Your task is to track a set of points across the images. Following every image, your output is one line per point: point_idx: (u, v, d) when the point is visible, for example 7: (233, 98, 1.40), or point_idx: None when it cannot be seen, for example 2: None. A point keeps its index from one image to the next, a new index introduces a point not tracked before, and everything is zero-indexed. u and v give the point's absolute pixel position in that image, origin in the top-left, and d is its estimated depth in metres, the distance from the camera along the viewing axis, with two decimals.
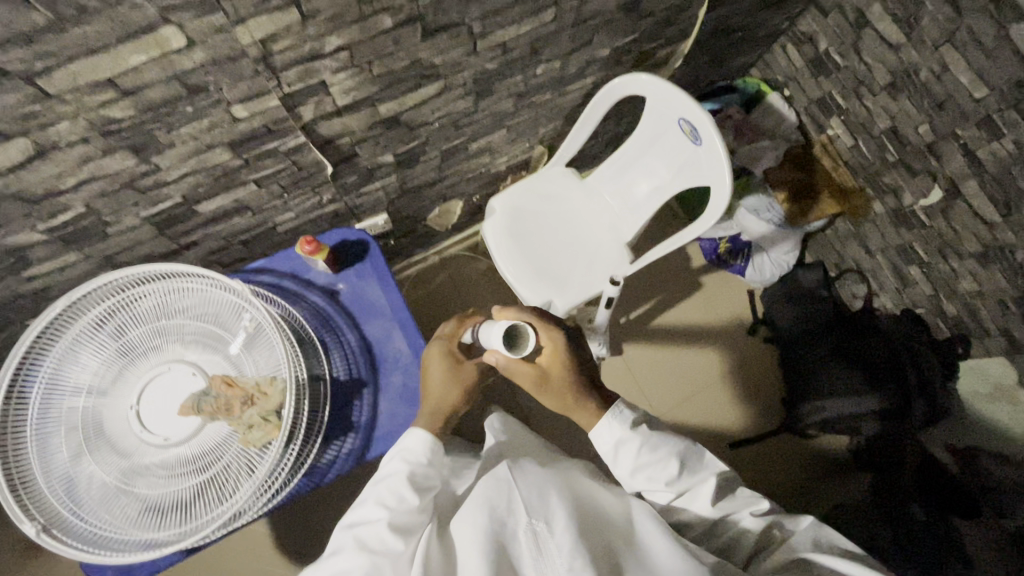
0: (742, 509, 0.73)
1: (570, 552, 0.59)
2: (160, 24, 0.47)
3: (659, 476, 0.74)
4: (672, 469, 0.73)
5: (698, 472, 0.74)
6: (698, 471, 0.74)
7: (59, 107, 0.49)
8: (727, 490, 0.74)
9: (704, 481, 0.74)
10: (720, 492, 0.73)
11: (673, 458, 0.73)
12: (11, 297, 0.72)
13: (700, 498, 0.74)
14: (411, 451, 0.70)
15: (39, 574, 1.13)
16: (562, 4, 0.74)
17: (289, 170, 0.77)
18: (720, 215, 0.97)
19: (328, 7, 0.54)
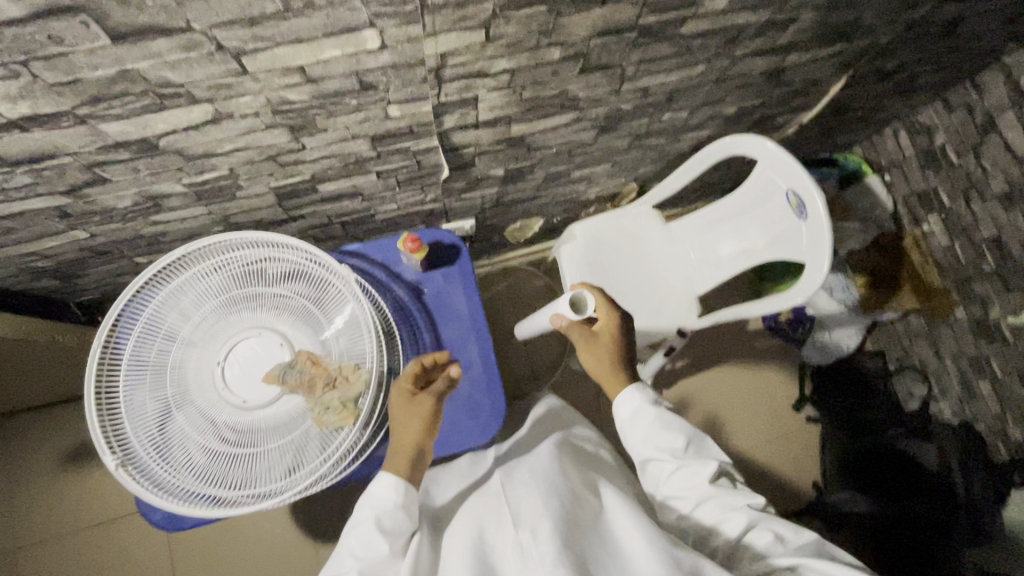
0: (739, 509, 0.66)
1: (554, 562, 0.57)
2: (365, 26, 0.48)
3: (666, 447, 0.71)
4: (679, 442, 0.72)
5: (705, 456, 0.71)
6: (703, 457, 0.71)
7: (250, 83, 0.51)
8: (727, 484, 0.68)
9: (706, 465, 0.69)
10: (717, 482, 0.68)
11: (682, 435, 0.72)
12: (132, 236, 0.75)
13: (698, 484, 0.68)
14: (379, 498, 0.67)
15: (74, 488, 1.18)
16: (713, 63, 0.74)
17: (410, 168, 0.79)
18: (812, 294, 0.96)
19: (512, 34, 0.55)
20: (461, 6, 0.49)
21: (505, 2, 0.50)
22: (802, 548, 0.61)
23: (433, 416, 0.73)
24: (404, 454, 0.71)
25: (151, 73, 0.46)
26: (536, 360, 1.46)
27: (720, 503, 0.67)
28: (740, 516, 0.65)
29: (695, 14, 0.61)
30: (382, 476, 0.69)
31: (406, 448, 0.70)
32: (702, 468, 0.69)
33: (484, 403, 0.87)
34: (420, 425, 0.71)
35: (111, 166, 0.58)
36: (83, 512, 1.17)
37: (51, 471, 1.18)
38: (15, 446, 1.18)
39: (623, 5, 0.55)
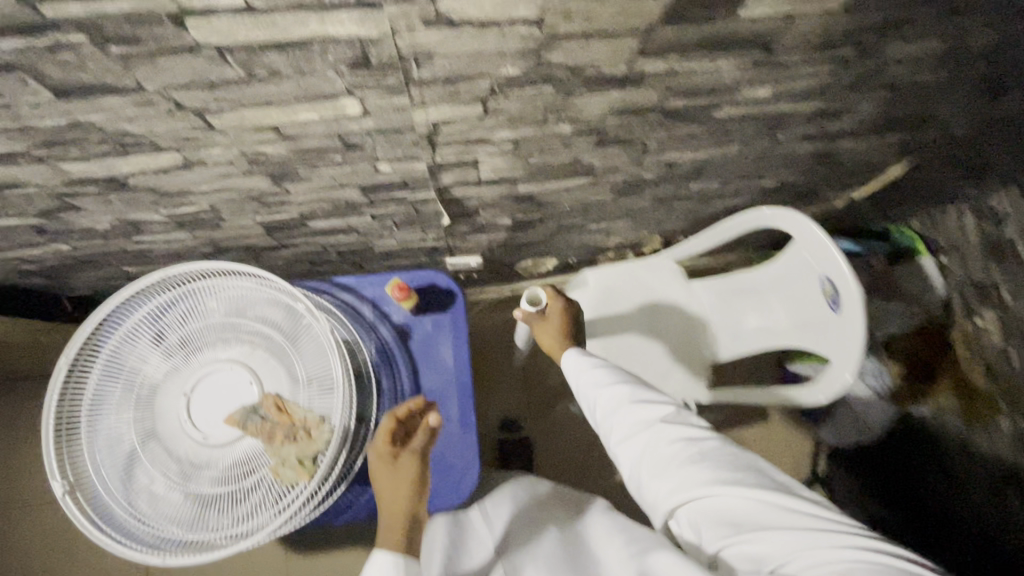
0: (652, 425, 0.59)
1: None
2: (344, 94, 0.43)
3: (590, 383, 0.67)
4: (599, 372, 0.67)
5: (622, 378, 0.65)
6: (621, 378, 0.65)
7: (219, 137, 0.47)
8: (651, 400, 0.62)
9: (622, 387, 0.64)
10: (634, 399, 0.62)
11: (602, 367, 0.68)
12: (117, 251, 0.72)
13: (619, 413, 0.62)
14: None
15: None
16: (751, 143, 0.66)
17: (408, 213, 0.74)
18: (836, 394, 0.87)
19: (514, 109, 0.49)
20: (453, 81, 0.43)
21: (504, 80, 0.44)
22: (716, 455, 0.55)
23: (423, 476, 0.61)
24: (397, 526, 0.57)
25: (107, 125, 0.42)
26: (533, 398, 1.39)
27: (636, 422, 0.60)
28: (656, 432, 0.59)
29: (731, 100, 0.53)
30: (375, 556, 0.54)
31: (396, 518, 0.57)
32: (620, 395, 0.63)
33: (456, 465, 0.82)
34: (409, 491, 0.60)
35: (81, 197, 0.55)
36: None
37: None
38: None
39: (645, 90, 0.48)
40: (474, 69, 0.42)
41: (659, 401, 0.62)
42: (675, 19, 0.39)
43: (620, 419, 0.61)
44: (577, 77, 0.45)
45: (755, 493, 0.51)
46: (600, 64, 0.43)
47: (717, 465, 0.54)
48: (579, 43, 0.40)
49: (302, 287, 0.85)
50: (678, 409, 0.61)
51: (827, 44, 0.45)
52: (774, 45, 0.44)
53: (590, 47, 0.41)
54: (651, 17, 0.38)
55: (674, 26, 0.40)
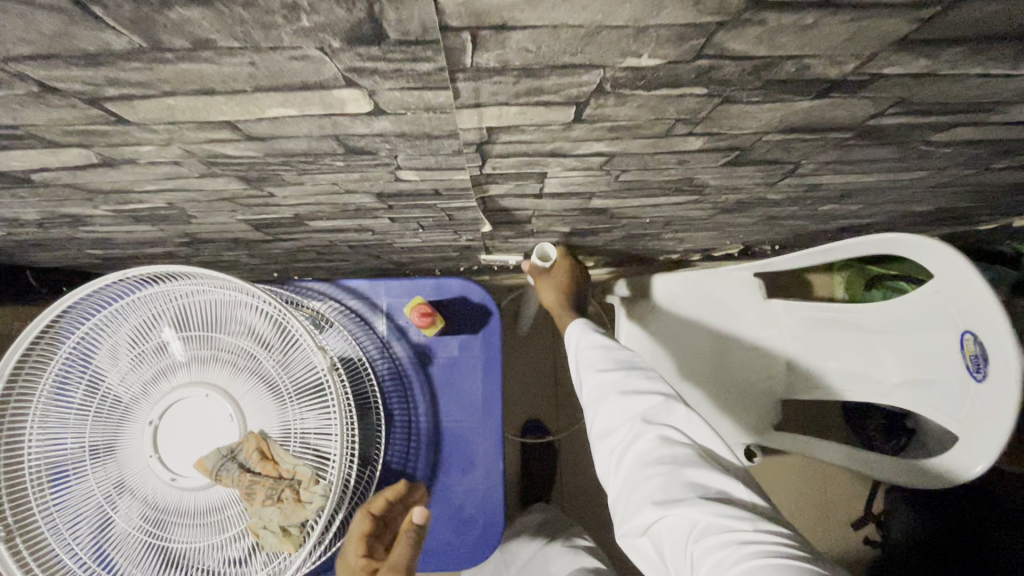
0: (630, 419, 0.51)
1: None
2: (339, 84, 0.24)
3: (580, 356, 0.59)
4: (592, 351, 0.58)
5: (617, 361, 0.56)
6: (616, 361, 0.55)
7: (142, 133, 0.29)
8: (631, 389, 0.52)
9: (613, 372, 0.54)
10: (614, 386, 0.53)
11: (599, 347, 0.58)
12: (66, 237, 0.57)
13: (600, 401, 0.54)
14: None
15: None
16: (945, 171, 0.45)
17: (438, 218, 0.56)
18: (948, 479, 0.69)
19: (625, 118, 0.29)
20: (534, 74, 0.24)
21: (626, 76, 0.24)
22: (686, 465, 0.46)
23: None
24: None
25: None
26: (562, 402, 1.24)
27: (612, 414, 0.52)
28: (631, 431, 0.50)
29: (976, 121, 0.32)
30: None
31: None
32: (603, 381, 0.54)
33: (476, 520, 0.68)
34: None
35: None
36: None
37: None
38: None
39: (855, 102, 0.28)
40: (576, 56, 0.22)
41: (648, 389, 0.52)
42: None
43: (597, 406, 0.54)
44: (755, 79, 0.25)
45: (707, 509, 0.41)
46: (811, 59, 0.23)
47: (682, 479, 0.45)
48: (796, 21, 0.20)
49: (302, 288, 0.69)
50: (668, 402, 0.51)
51: None
52: None
53: (811, 30, 0.21)
54: None
55: None
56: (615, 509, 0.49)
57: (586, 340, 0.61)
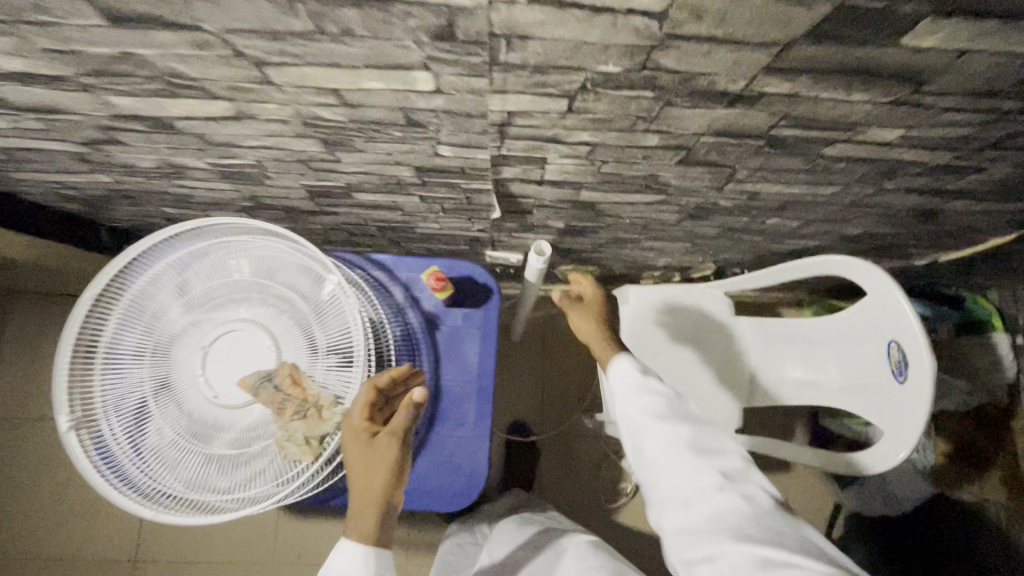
0: (710, 472, 0.52)
1: None
2: (418, 67, 0.38)
3: (640, 403, 0.59)
4: (656, 402, 0.59)
5: (684, 416, 0.57)
6: (683, 415, 0.57)
7: (276, 92, 0.43)
8: (710, 447, 0.55)
9: (685, 426, 0.56)
10: (694, 442, 0.55)
11: (660, 395, 0.59)
12: (158, 190, 0.70)
13: (674, 454, 0.54)
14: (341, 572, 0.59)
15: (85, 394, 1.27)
16: (850, 188, 0.59)
17: (459, 201, 0.69)
18: (873, 469, 0.80)
19: (601, 112, 0.43)
20: (541, 71, 0.38)
21: (600, 78, 0.38)
22: (772, 522, 0.49)
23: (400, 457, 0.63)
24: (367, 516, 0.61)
25: (159, 62, 0.39)
26: (548, 404, 1.34)
27: (689, 467, 0.53)
28: (716, 489, 0.51)
29: (848, 139, 0.46)
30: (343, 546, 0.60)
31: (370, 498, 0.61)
32: (678, 436, 0.55)
33: (462, 469, 0.78)
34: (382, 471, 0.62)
35: (127, 132, 0.52)
36: None
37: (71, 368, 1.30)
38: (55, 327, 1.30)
39: (755, 113, 0.42)
40: (569, 60, 0.36)
41: (722, 448, 0.55)
42: (822, 37, 0.33)
43: (669, 457, 0.55)
44: (684, 88, 0.39)
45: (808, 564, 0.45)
46: (715, 76, 0.37)
47: (775, 536, 0.48)
48: (698, 49, 0.34)
49: (335, 257, 0.82)
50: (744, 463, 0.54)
51: (988, 93, 0.39)
52: (924, 86, 0.38)
53: (710, 55, 0.35)
54: (794, 31, 0.32)
55: (817, 44, 0.34)
56: (688, 560, 0.50)
57: (644, 382, 0.60)
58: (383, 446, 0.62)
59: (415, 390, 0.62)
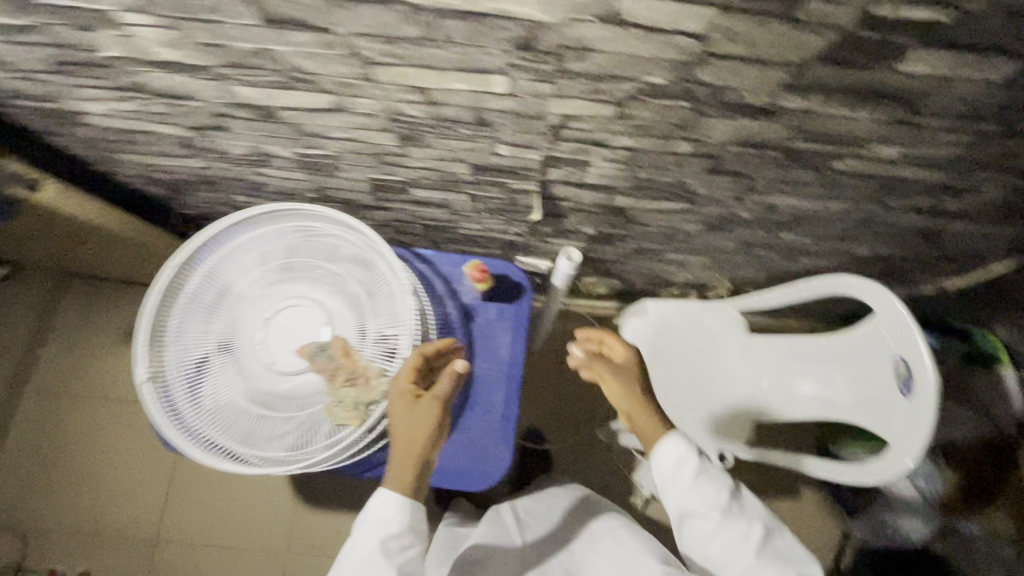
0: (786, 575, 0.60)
1: None
2: (498, 71, 0.47)
3: (706, 500, 0.64)
4: (724, 497, 0.64)
5: (750, 513, 0.64)
6: (749, 515, 0.64)
7: (374, 89, 0.52)
8: (781, 551, 0.62)
9: (755, 527, 0.63)
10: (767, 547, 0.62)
11: (725, 491, 0.65)
12: (239, 177, 0.79)
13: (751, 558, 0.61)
14: (382, 518, 0.66)
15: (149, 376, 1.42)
16: (858, 204, 0.66)
17: (503, 201, 0.77)
18: (879, 482, 0.84)
19: (643, 118, 0.51)
20: (599, 79, 0.46)
21: (647, 88, 0.46)
22: None
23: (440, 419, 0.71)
24: (407, 466, 0.68)
25: (288, 58, 0.48)
26: (563, 413, 1.39)
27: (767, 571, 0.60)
28: None
29: (855, 153, 0.54)
30: (385, 492, 0.67)
31: (410, 455, 0.68)
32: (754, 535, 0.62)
33: (489, 451, 0.83)
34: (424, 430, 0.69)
35: (234, 120, 0.61)
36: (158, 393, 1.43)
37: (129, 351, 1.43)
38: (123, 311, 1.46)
39: (775, 125, 0.50)
40: (623, 70, 0.44)
41: (789, 549, 0.62)
42: (833, 59, 0.41)
43: (745, 558, 0.61)
44: (717, 99, 0.47)
45: None
46: (744, 89, 0.45)
47: None
48: (730, 66, 0.42)
49: None
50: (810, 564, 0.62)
51: (973, 115, 0.46)
52: (918, 105, 0.45)
53: (741, 71, 0.43)
54: (809, 54, 0.40)
55: (828, 65, 0.41)
56: None
57: (710, 483, 0.65)
58: (426, 408, 0.69)
59: (459, 362, 0.71)
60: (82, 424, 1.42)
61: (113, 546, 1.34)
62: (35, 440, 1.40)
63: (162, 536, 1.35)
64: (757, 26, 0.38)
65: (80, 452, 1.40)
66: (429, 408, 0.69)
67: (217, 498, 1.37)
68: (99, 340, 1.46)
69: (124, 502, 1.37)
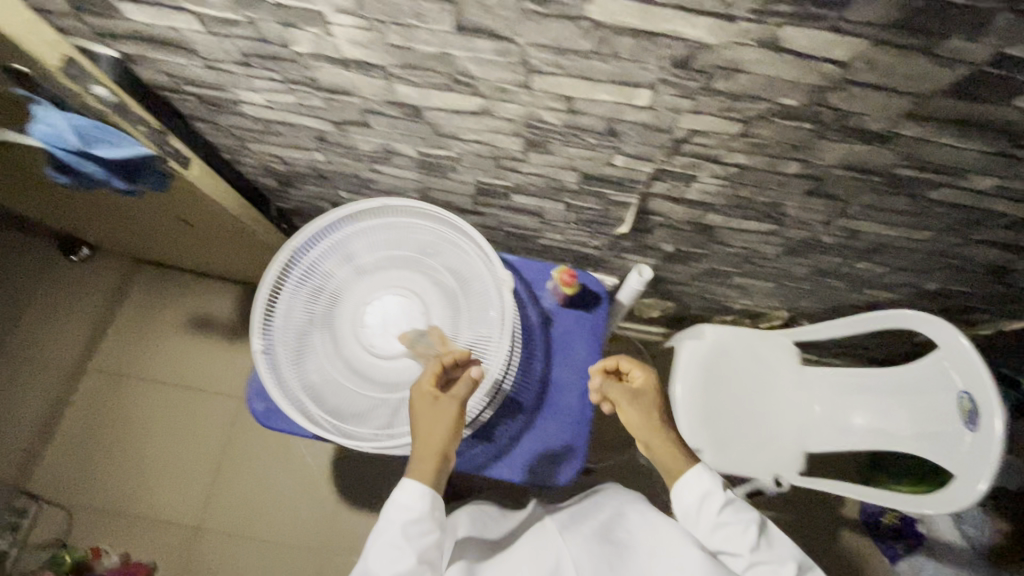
0: None
1: None
2: (647, 86, 0.53)
3: (734, 537, 0.69)
4: (751, 534, 0.69)
5: (777, 550, 0.68)
6: (777, 553, 0.68)
7: (525, 95, 0.58)
8: None
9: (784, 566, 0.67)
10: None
11: (753, 527, 0.69)
12: (353, 173, 0.87)
13: None
14: (406, 505, 0.70)
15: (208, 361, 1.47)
16: (939, 236, 0.71)
17: (597, 212, 0.83)
18: (935, 512, 0.87)
19: (763, 138, 0.57)
20: (737, 99, 0.52)
21: (779, 109, 0.52)
22: None
23: (455, 423, 0.73)
24: (428, 460, 0.71)
25: (461, 62, 0.55)
26: (606, 433, 1.41)
27: None
28: None
29: (953, 183, 0.59)
30: (406, 483, 0.72)
31: (430, 451, 0.71)
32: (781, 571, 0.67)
33: (562, 450, 0.87)
34: (444, 429, 0.72)
35: (379, 117, 0.68)
36: (211, 380, 1.45)
37: (191, 337, 1.48)
38: (187, 297, 1.50)
39: (886, 151, 0.56)
40: (762, 91, 0.51)
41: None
42: (958, 92, 0.46)
43: None
44: (839, 123, 0.53)
45: None
46: (868, 115, 0.51)
47: None
48: (863, 93, 0.48)
49: None
50: None
51: None
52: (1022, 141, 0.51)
53: (870, 99, 0.49)
54: (938, 86, 0.46)
55: (951, 98, 0.47)
56: None
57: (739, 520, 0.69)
58: (446, 408, 0.72)
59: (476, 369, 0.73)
60: (134, 407, 1.43)
61: (155, 532, 1.34)
62: (88, 420, 1.41)
63: (204, 525, 1.35)
64: (898, 58, 0.44)
65: (130, 435, 1.41)
66: (449, 409, 0.72)
67: (260, 491, 1.38)
68: (158, 325, 1.48)
69: (168, 488, 1.38)
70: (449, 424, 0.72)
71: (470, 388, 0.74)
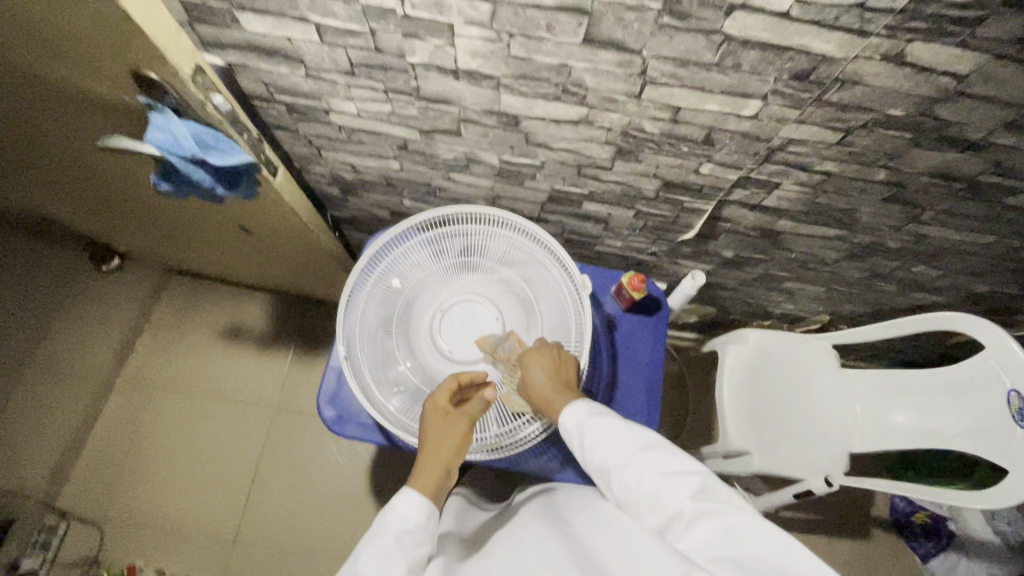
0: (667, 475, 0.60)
1: None
2: (758, 97, 0.56)
3: (611, 445, 0.65)
4: (618, 438, 0.66)
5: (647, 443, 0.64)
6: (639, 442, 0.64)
7: (631, 105, 0.60)
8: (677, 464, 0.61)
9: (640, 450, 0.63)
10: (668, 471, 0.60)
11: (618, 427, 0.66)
12: (424, 181, 0.88)
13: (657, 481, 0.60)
14: (403, 514, 0.64)
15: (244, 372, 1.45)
16: (1003, 240, 0.75)
17: (665, 219, 0.86)
18: (989, 506, 0.90)
19: (859, 146, 0.60)
20: (845, 109, 0.55)
21: (884, 119, 0.55)
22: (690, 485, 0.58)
23: (465, 437, 0.73)
24: (431, 474, 0.68)
25: (578, 73, 0.57)
26: None
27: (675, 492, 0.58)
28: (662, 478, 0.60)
29: None
30: (407, 492, 0.65)
31: (433, 463, 0.69)
32: (654, 463, 0.62)
33: None
34: (451, 443, 0.71)
35: (473, 126, 0.70)
36: (246, 391, 1.43)
37: (224, 348, 1.46)
38: (220, 307, 1.48)
39: (975, 160, 0.59)
40: (871, 102, 0.54)
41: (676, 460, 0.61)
42: None
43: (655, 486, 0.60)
44: (939, 133, 0.56)
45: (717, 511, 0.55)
46: (968, 125, 0.54)
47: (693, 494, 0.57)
48: (969, 104, 0.51)
49: None
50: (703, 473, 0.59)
51: None
52: None
53: (975, 110, 0.52)
54: None
55: None
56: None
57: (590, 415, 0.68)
58: (456, 423, 0.72)
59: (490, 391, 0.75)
60: (166, 419, 1.39)
61: (191, 549, 1.30)
62: (118, 433, 1.37)
63: (240, 539, 1.32)
64: (1014, 72, 0.47)
65: (162, 448, 1.37)
66: (459, 426, 0.72)
67: (298, 503, 1.36)
68: (191, 335, 1.46)
69: (203, 502, 1.34)
70: (459, 439, 0.72)
71: (483, 409, 0.75)
